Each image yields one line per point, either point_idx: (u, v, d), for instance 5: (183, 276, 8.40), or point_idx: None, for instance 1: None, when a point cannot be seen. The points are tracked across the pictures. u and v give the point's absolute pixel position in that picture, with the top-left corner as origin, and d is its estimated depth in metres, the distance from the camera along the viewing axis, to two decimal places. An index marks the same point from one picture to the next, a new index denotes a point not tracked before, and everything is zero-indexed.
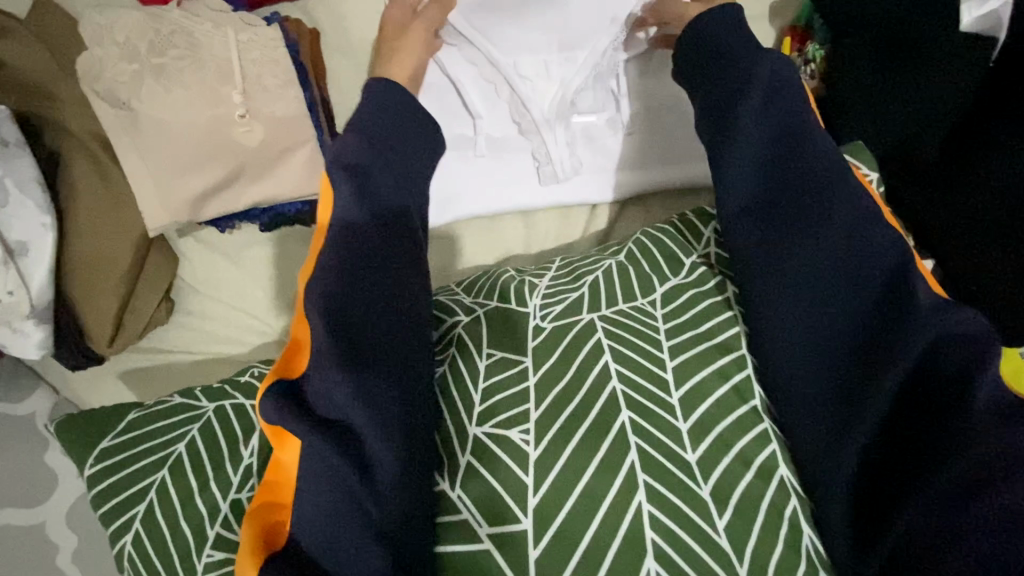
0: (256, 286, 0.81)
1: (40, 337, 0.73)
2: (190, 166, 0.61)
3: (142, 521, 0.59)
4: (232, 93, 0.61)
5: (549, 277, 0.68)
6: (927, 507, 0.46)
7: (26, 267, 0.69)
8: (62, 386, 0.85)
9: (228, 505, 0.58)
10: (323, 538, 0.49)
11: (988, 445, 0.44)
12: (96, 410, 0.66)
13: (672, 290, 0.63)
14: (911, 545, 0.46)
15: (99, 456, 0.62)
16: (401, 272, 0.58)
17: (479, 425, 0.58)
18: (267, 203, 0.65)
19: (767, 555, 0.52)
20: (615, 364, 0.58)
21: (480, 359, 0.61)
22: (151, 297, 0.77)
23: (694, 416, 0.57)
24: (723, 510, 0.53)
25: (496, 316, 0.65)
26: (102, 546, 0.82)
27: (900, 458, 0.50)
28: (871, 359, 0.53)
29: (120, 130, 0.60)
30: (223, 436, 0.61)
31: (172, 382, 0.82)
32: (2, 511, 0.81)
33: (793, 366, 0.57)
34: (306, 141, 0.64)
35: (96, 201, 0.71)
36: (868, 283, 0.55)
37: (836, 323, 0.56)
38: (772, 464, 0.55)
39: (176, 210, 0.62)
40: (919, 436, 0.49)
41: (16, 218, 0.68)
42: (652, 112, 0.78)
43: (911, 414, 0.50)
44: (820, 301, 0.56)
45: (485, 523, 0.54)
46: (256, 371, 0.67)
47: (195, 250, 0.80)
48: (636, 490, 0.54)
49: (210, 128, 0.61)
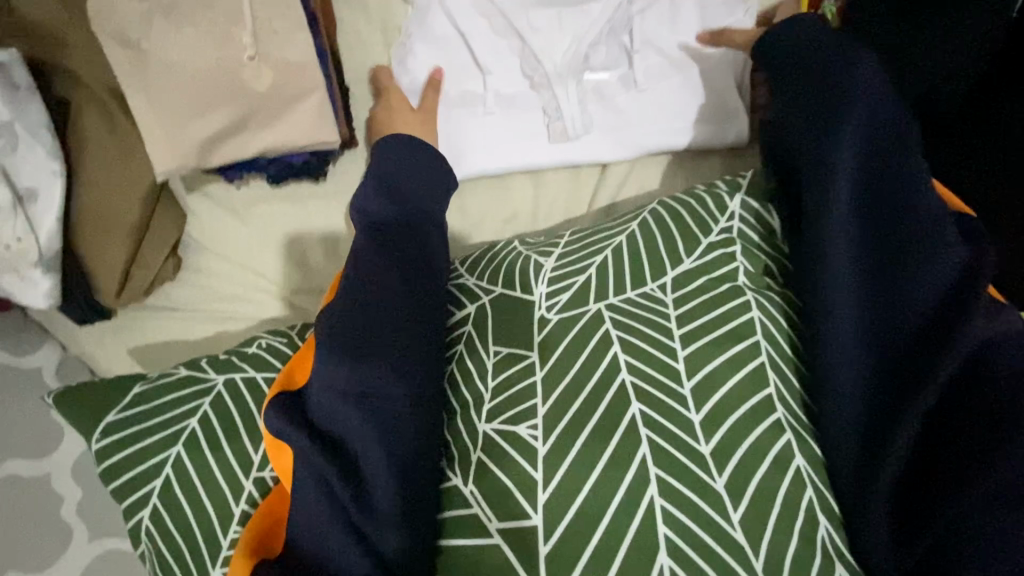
0: (262, 245, 0.81)
1: (48, 287, 0.72)
2: (199, 111, 0.61)
3: (159, 496, 0.60)
4: (243, 35, 0.60)
5: (558, 254, 0.67)
6: (986, 506, 0.48)
7: (35, 214, 0.69)
8: (70, 342, 0.86)
9: (253, 483, 0.60)
10: (311, 535, 0.55)
11: None
12: (98, 383, 0.66)
13: (683, 274, 0.64)
14: (948, 540, 0.49)
15: (105, 431, 0.63)
16: (403, 299, 0.60)
17: (489, 423, 0.59)
18: (275, 151, 0.65)
19: (766, 511, 0.53)
20: (624, 355, 0.58)
21: (487, 357, 0.62)
22: (159, 253, 0.78)
23: (707, 406, 0.56)
24: (738, 503, 0.53)
25: (501, 308, 0.65)
26: (106, 500, 0.82)
27: (950, 451, 0.51)
28: (928, 344, 0.53)
29: (129, 71, 0.60)
30: (237, 412, 0.62)
31: (178, 339, 0.83)
32: (6, 463, 0.81)
33: (851, 349, 0.56)
34: (316, 88, 0.63)
35: (104, 152, 0.71)
36: (939, 278, 0.53)
37: (897, 306, 0.55)
38: (787, 454, 0.55)
39: (184, 155, 0.63)
40: (975, 434, 0.51)
41: (26, 163, 0.68)
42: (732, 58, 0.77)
43: (963, 410, 0.52)
44: (892, 289, 0.55)
45: (494, 519, 0.55)
46: (263, 343, 0.67)
47: (202, 206, 0.80)
48: (648, 485, 0.54)
49: (219, 70, 0.60)
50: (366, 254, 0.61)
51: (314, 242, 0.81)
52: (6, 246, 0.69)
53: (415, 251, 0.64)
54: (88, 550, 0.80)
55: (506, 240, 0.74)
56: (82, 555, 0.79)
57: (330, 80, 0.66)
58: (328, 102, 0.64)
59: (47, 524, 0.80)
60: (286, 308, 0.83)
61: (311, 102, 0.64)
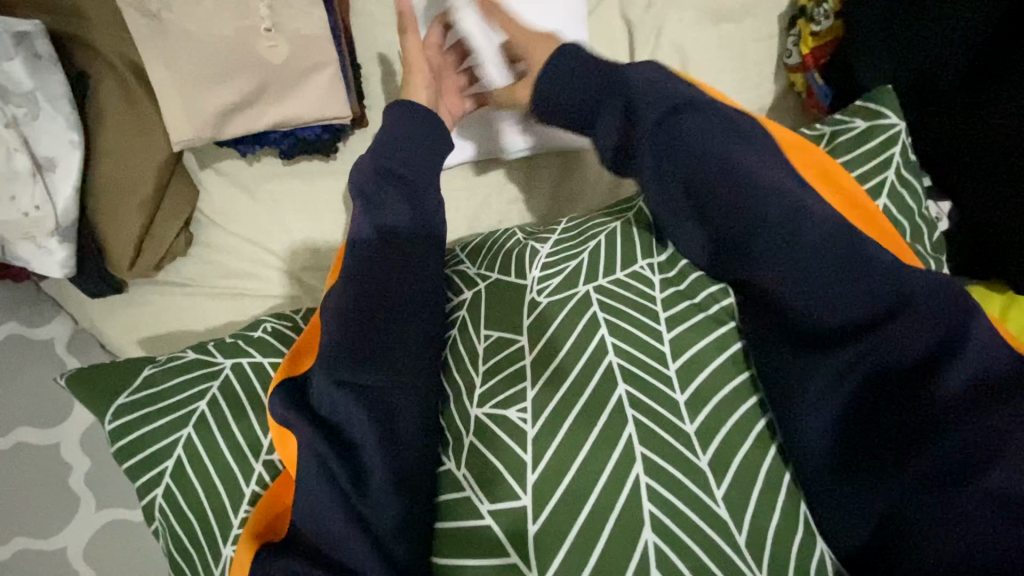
0: (272, 223, 0.83)
1: (63, 256, 0.74)
2: (214, 82, 0.63)
3: (172, 476, 0.62)
4: (259, 6, 0.62)
5: (553, 241, 0.68)
6: (913, 485, 0.46)
7: (53, 183, 0.71)
8: (81, 316, 0.88)
9: (262, 465, 0.61)
10: (312, 519, 0.57)
11: (963, 430, 0.45)
12: (105, 366, 0.67)
13: (670, 258, 0.63)
14: (895, 525, 0.46)
15: (116, 413, 0.64)
16: (399, 285, 0.64)
17: (479, 406, 0.59)
18: (288, 125, 0.67)
19: (749, 485, 0.53)
20: (611, 337, 0.59)
21: (478, 340, 0.63)
22: (171, 226, 0.80)
23: (692, 387, 0.56)
24: (721, 479, 0.53)
25: (496, 291, 0.65)
26: (112, 472, 0.83)
27: (870, 435, 0.49)
28: (836, 335, 0.52)
29: (148, 40, 0.62)
30: (240, 385, 0.64)
31: (186, 315, 0.85)
32: (16, 430, 0.82)
33: (772, 344, 0.56)
34: (328, 62, 0.65)
35: (122, 125, 0.73)
36: (829, 262, 0.53)
37: (807, 295, 0.53)
38: (766, 434, 0.55)
39: (200, 126, 0.65)
40: (888, 415, 0.49)
41: (46, 132, 0.69)
42: (745, 47, 0.78)
43: (874, 395, 0.50)
44: (777, 293, 0.55)
45: (485, 500, 0.55)
46: (269, 327, 0.69)
47: (214, 182, 0.82)
48: (633, 463, 0.54)
49: (235, 40, 0.62)
50: (371, 240, 0.65)
51: (322, 219, 0.83)
52: (23, 214, 0.70)
53: (417, 246, 0.67)
54: (94, 519, 0.81)
55: (509, 228, 0.74)
56: (88, 524, 0.81)
57: (342, 55, 0.68)
58: (340, 77, 0.66)
59: (56, 492, 0.81)
60: (291, 284, 0.84)
61: (324, 76, 0.66)
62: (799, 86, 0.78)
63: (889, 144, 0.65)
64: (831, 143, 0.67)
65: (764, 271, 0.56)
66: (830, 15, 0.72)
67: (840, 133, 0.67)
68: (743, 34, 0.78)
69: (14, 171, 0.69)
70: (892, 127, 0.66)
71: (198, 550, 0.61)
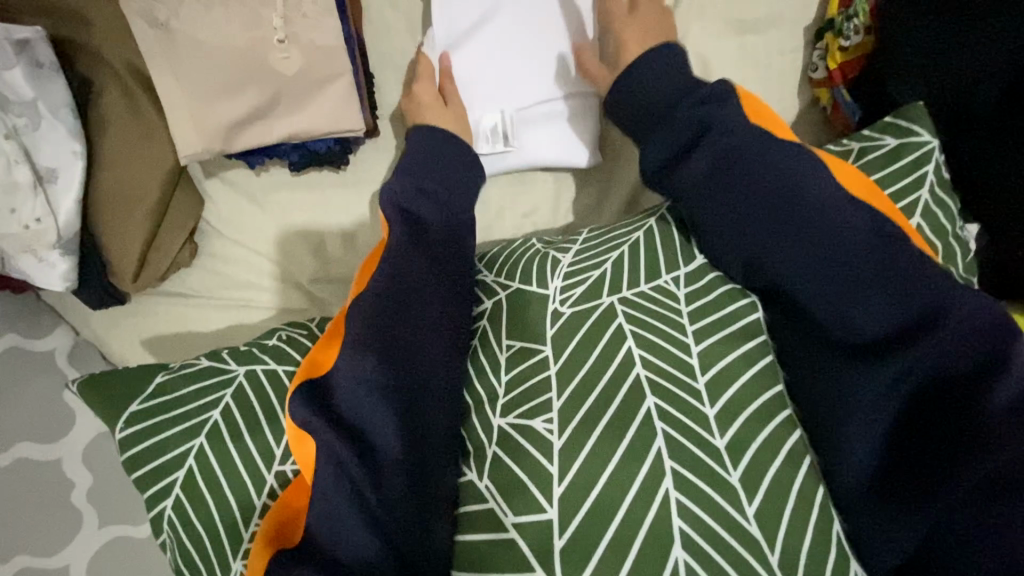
0: (281, 234, 0.80)
1: (65, 269, 0.72)
2: (225, 93, 0.61)
3: (182, 486, 0.60)
4: (272, 16, 0.60)
5: (575, 251, 0.66)
6: (958, 507, 0.46)
7: (54, 194, 0.68)
8: (82, 328, 0.86)
9: (274, 477, 0.59)
10: (328, 526, 0.52)
11: (1008, 449, 0.45)
12: (118, 371, 0.65)
13: (697, 270, 0.61)
14: (937, 542, 0.47)
15: (128, 420, 0.62)
16: (425, 288, 0.61)
17: (503, 416, 0.58)
18: (301, 138, 0.64)
19: (783, 508, 0.50)
20: (639, 349, 0.57)
21: (500, 351, 0.61)
22: (176, 237, 0.77)
23: (722, 401, 0.54)
24: (752, 496, 0.51)
25: (514, 302, 0.63)
26: (117, 486, 0.81)
27: (914, 454, 0.49)
28: (883, 347, 0.51)
29: (156, 50, 0.59)
30: (258, 405, 0.61)
31: (193, 325, 0.83)
32: (17, 446, 0.80)
33: (815, 352, 0.55)
34: (343, 73, 0.63)
35: (125, 133, 0.70)
36: (871, 274, 0.53)
37: (853, 304, 0.53)
38: (801, 450, 0.52)
39: (209, 138, 0.62)
40: (931, 434, 0.49)
41: (46, 142, 0.67)
42: (770, 59, 0.76)
43: (917, 413, 0.50)
44: (823, 304, 0.54)
45: (510, 513, 0.54)
46: (283, 335, 0.67)
47: (221, 192, 0.79)
48: (663, 477, 0.52)
49: (247, 51, 0.60)
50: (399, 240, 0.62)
51: (332, 229, 0.80)
52: (24, 227, 0.68)
53: (444, 250, 0.65)
54: (98, 535, 0.79)
55: (526, 238, 0.73)
56: (91, 541, 0.79)
57: (356, 66, 0.65)
58: (355, 88, 0.64)
59: (59, 509, 0.79)
60: (300, 296, 0.82)
61: (338, 87, 0.63)
62: (824, 100, 0.77)
63: (920, 163, 0.62)
64: (860, 160, 0.64)
65: (807, 278, 0.55)
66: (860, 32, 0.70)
67: (869, 150, 0.64)
68: (770, 47, 0.76)
69: (16, 183, 0.66)
70: (925, 145, 0.63)
71: (207, 565, 0.59)
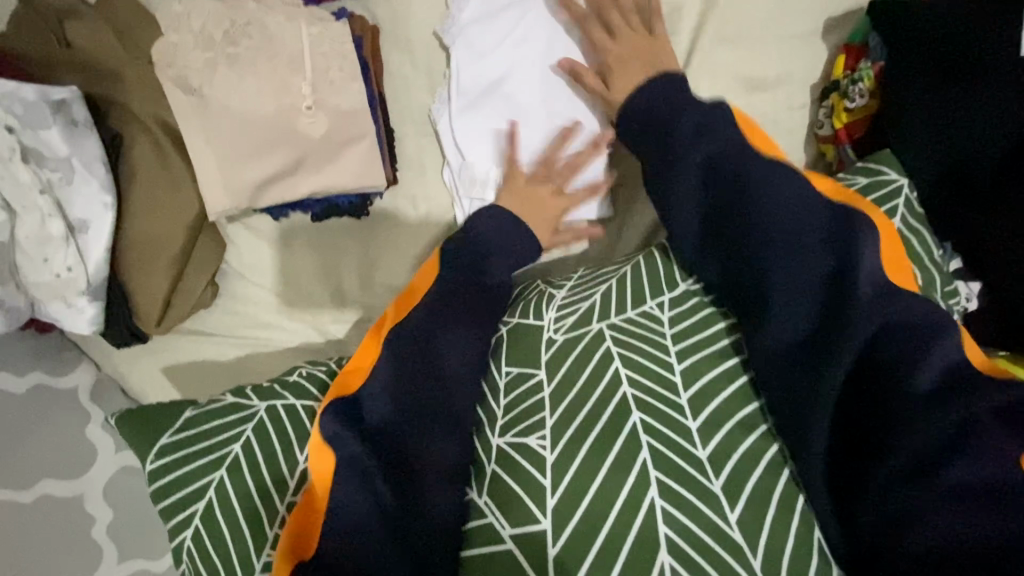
0: (299, 276, 0.82)
1: (93, 313, 0.74)
2: (252, 154, 0.63)
3: (201, 518, 0.61)
4: (301, 84, 0.63)
5: (567, 288, 0.69)
6: (899, 482, 0.46)
7: (85, 244, 0.71)
8: (105, 364, 0.88)
9: (285, 508, 0.60)
10: (344, 538, 0.51)
11: (940, 425, 0.47)
12: (153, 405, 0.67)
13: (679, 295, 0.63)
14: (888, 523, 0.46)
15: (159, 453, 0.64)
16: (458, 318, 0.64)
17: (501, 435, 0.60)
18: (324, 194, 0.67)
19: (781, 549, 0.52)
20: (625, 370, 0.59)
21: (500, 377, 0.64)
22: (200, 278, 0.79)
23: (704, 415, 0.56)
24: (735, 504, 0.53)
25: (517, 333, 0.66)
26: (138, 519, 0.85)
27: (852, 440, 0.50)
28: (821, 344, 0.52)
29: (191, 114, 0.62)
30: (278, 442, 0.63)
31: (214, 367, 0.85)
32: (40, 482, 0.81)
33: (763, 350, 0.55)
34: (366, 135, 0.65)
35: (153, 184, 0.73)
36: (814, 275, 0.55)
37: (798, 306, 0.54)
38: (780, 460, 0.55)
39: (236, 195, 0.64)
40: (870, 415, 0.49)
41: (80, 196, 0.69)
42: (777, 115, 0.78)
43: (858, 395, 0.50)
44: (772, 298, 0.55)
45: (507, 525, 0.56)
46: (303, 371, 0.69)
47: (242, 237, 0.81)
48: (649, 486, 0.55)
49: (276, 116, 0.63)
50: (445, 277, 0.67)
51: (349, 272, 0.82)
52: (55, 275, 0.71)
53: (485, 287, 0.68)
54: (116, 571, 0.81)
55: (532, 281, 0.76)
56: None
57: (379, 126, 0.68)
58: (377, 147, 0.66)
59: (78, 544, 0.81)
60: (319, 339, 0.84)
61: (361, 147, 0.66)
62: (830, 156, 0.79)
63: (891, 198, 0.66)
64: None
65: (753, 280, 0.57)
66: (864, 95, 0.72)
67: (843, 191, 0.67)
68: (777, 102, 0.78)
69: (48, 236, 0.69)
70: (893, 183, 0.67)
71: None
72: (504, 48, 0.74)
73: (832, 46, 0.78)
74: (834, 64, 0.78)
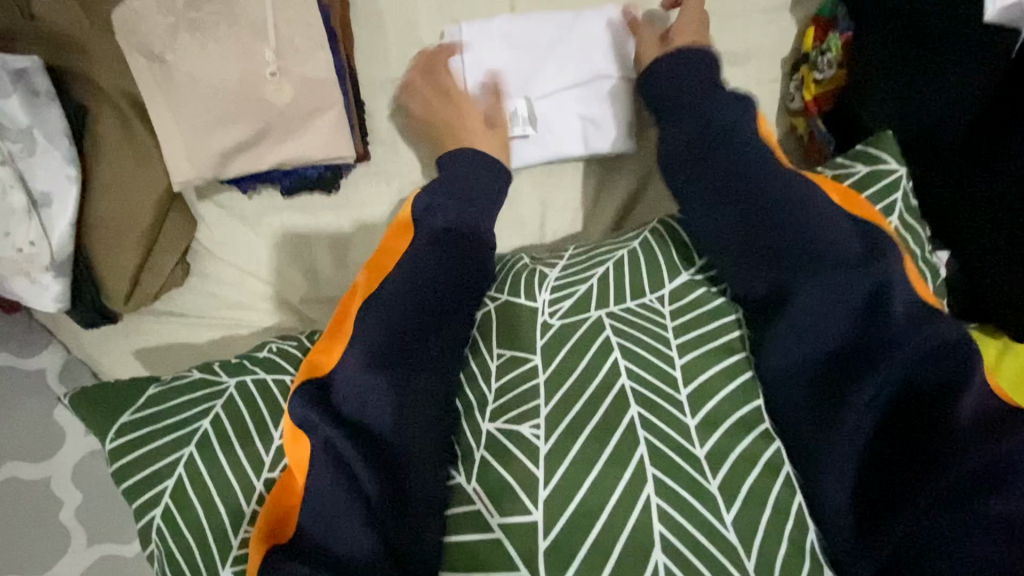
0: (270, 253, 0.81)
1: (58, 291, 0.74)
2: (215, 124, 0.64)
3: (172, 496, 0.59)
4: (265, 51, 0.63)
5: (562, 265, 0.67)
6: (930, 510, 0.48)
7: (49, 218, 0.70)
8: (75, 346, 0.87)
9: (263, 485, 0.59)
10: (323, 526, 0.53)
11: (980, 453, 0.48)
12: (113, 385, 0.65)
13: (682, 285, 0.63)
14: (911, 545, 0.49)
15: (120, 431, 0.62)
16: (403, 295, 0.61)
17: (492, 421, 0.59)
18: (292, 163, 0.67)
19: (772, 549, 0.53)
20: (624, 361, 0.59)
21: (491, 358, 0.62)
22: (169, 258, 0.78)
23: (703, 412, 0.57)
24: (730, 503, 0.54)
25: (505, 312, 0.64)
26: (105, 506, 0.81)
27: (894, 459, 0.52)
28: (858, 356, 0.55)
29: (152, 81, 0.62)
30: (249, 416, 0.62)
31: (187, 351, 0.83)
32: (8, 465, 0.81)
33: (796, 354, 0.57)
34: (333, 105, 0.65)
35: (120, 157, 0.71)
36: (850, 292, 0.56)
37: (834, 316, 0.56)
38: (777, 460, 0.56)
39: (202, 165, 0.65)
40: (909, 444, 0.52)
41: (42, 169, 0.68)
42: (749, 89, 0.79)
43: (894, 423, 0.53)
44: (804, 315, 0.57)
45: (496, 514, 0.55)
46: (274, 347, 0.67)
47: (213, 214, 0.79)
48: (644, 483, 0.55)
49: (239, 83, 0.63)
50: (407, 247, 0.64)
51: (322, 251, 0.81)
52: (19, 249, 0.70)
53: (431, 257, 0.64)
54: (87, 554, 0.80)
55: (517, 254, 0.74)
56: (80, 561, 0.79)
57: (348, 96, 0.67)
58: (346, 118, 0.66)
59: (47, 529, 0.80)
60: (292, 316, 0.83)
61: (329, 117, 0.66)
62: (801, 130, 0.81)
63: (890, 190, 0.64)
64: None
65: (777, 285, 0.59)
66: (833, 65, 0.75)
67: (844, 176, 0.66)
68: (748, 77, 0.79)
69: (11, 208, 0.68)
70: (892, 173, 0.65)
71: None
72: (512, 18, 0.74)
73: (801, 19, 0.78)
74: (803, 38, 0.78)
